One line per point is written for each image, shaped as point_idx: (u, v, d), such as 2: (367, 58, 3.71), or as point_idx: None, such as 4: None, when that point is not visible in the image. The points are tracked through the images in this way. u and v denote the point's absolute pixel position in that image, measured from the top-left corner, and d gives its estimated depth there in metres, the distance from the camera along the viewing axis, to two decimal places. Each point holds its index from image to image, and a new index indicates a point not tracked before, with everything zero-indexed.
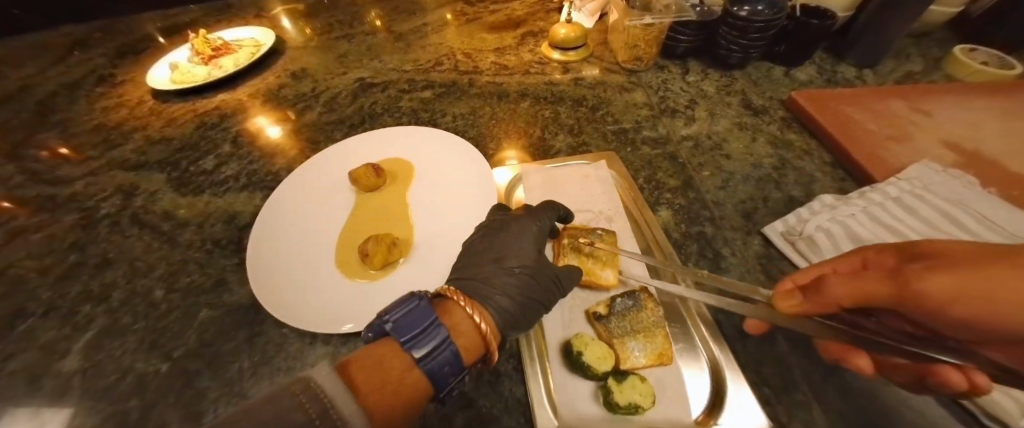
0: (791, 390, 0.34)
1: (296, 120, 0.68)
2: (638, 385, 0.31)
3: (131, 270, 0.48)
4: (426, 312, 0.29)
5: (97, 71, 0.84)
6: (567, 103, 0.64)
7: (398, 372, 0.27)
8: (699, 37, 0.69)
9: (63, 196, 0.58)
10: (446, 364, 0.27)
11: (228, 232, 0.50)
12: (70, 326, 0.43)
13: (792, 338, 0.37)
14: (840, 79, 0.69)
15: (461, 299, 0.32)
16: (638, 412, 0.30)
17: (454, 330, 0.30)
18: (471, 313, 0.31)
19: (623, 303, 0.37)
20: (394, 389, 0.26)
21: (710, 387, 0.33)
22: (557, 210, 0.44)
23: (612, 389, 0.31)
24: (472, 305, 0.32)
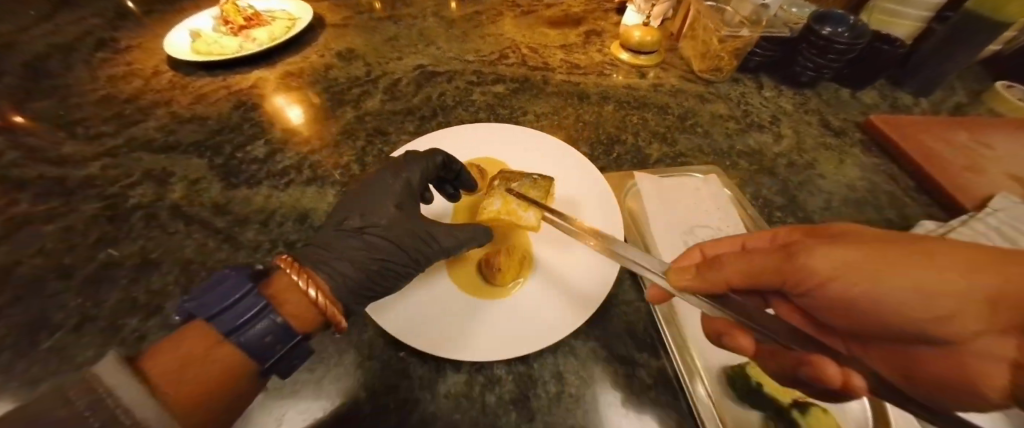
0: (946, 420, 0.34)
1: (319, 104, 0.61)
2: (823, 416, 0.31)
3: (186, 274, 0.40)
4: (240, 283, 0.25)
5: (94, 32, 0.71)
6: (653, 110, 0.62)
7: (201, 353, 0.23)
8: (777, 52, 0.68)
9: (75, 180, 0.48)
10: (266, 332, 0.24)
11: (302, 234, 0.43)
12: (115, 344, 0.35)
13: None
14: (901, 105, 0.71)
15: (292, 270, 0.27)
16: None
17: (278, 300, 0.26)
18: (304, 286, 0.27)
19: None
20: (199, 375, 0.22)
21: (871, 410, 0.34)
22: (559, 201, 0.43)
23: (802, 421, 0.30)
24: (301, 273, 0.28)
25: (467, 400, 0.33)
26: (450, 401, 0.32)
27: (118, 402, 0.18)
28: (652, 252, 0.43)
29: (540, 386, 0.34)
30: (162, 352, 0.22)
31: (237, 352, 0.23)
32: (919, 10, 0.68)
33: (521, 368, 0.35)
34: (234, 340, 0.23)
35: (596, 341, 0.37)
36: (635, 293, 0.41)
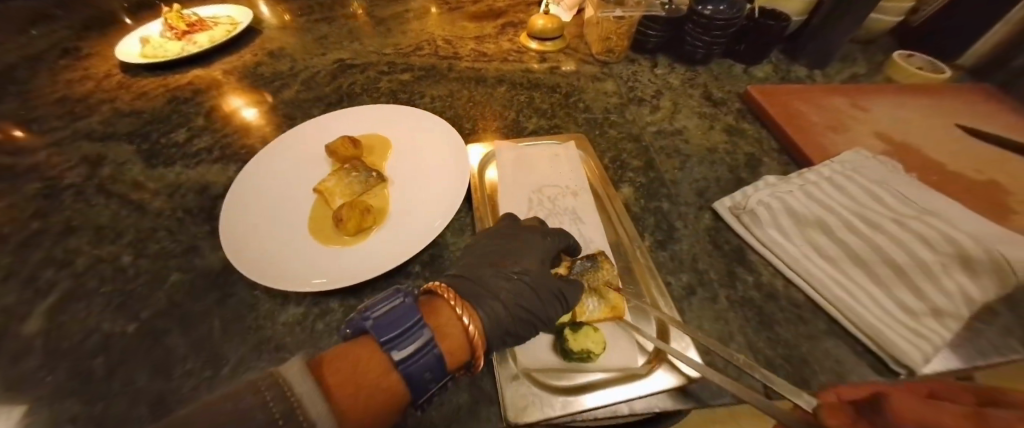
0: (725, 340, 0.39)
1: (264, 97, 0.68)
2: (591, 333, 0.35)
3: (97, 236, 0.47)
4: (411, 311, 0.28)
5: (62, 44, 0.82)
6: (542, 90, 0.67)
7: (373, 376, 0.26)
8: (666, 33, 0.73)
9: (23, 167, 0.57)
10: (426, 368, 0.26)
11: (200, 201, 0.50)
12: (31, 290, 0.43)
13: (732, 298, 0.42)
14: (792, 78, 0.75)
15: (452, 300, 0.31)
16: (590, 357, 0.34)
17: (440, 332, 0.29)
18: (461, 314, 0.30)
19: (581, 265, 0.41)
20: (370, 394, 0.25)
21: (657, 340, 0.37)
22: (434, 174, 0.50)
23: (567, 337, 0.35)
24: (463, 307, 0.31)
25: (301, 326, 0.38)
26: (286, 327, 0.38)
27: (301, 401, 0.22)
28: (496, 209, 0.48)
29: None
30: (347, 363, 0.26)
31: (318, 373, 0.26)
32: None
33: (353, 302, 0.40)
34: (399, 369, 0.26)
35: (424, 280, 0.42)
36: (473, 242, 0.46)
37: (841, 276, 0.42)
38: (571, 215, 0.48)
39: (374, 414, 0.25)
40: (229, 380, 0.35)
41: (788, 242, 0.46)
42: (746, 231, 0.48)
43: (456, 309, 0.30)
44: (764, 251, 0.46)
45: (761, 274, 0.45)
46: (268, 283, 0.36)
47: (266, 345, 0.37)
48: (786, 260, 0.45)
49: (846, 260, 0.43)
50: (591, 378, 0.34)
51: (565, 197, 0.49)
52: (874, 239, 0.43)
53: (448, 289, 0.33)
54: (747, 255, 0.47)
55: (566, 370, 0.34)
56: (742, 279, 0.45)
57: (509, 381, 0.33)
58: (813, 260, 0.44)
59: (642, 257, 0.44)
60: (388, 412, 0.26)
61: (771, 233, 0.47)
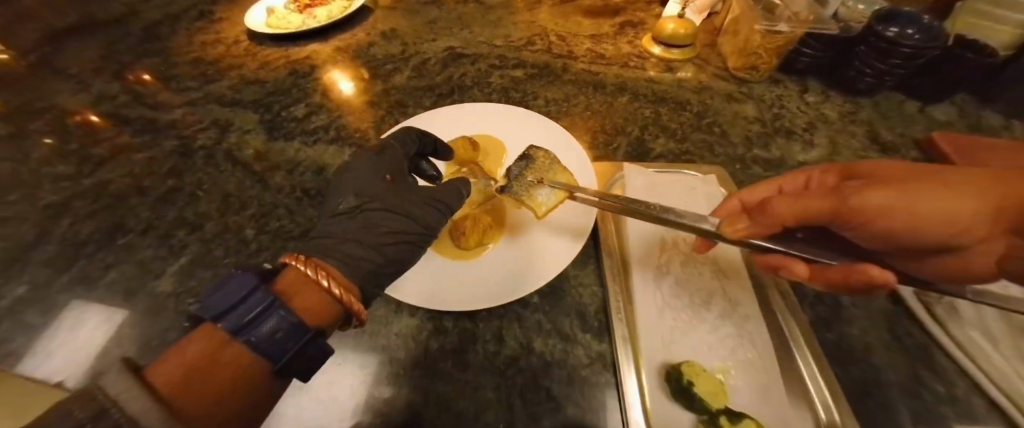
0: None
1: (368, 80, 0.67)
2: None
3: (223, 203, 0.49)
4: (248, 281, 0.25)
5: (199, 6, 0.88)
6: (670, 105, 0.59)
7: (207, 357, 0.22)
8: (826, 53, 0.60)
9: (163, 122, 0.61)
10: (275, 328, 0.24)
11: (317, 183, 0.50)
12: (165, 248, 0.45)
13: (916, 413, 0.35)
14: (982, 127, 0.60)
15: (299, 264, 0.28)
16: None
17: (291, 294, 0.27)
18: (314, 275, 0.28)
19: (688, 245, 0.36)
20: (209, 376, 0.21)
21: None
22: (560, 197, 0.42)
23: None
24: (316, 271, 0.28)
25: (415, 341, 0.36)
26: (400, 339, 0.36)
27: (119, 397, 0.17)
28: (624, 242, 0.43)
29: (480, 344, 0.36)
30: (176, 357, 0.21)
31: (249, 350, 0.23)
32: None
33: (468, 325, 0.38)
34: (243, 338, 0.23)
35: (543, 315, 0.38)
36: (595, 278, 0.41)
37: None
38: (710, 267, 0.41)
39: (217, 394, 0.21)
40: (350, 389, 0.34)
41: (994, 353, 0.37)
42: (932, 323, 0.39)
43: (307, 273, 0.27)
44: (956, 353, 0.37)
45: (954, 384, 0.36)
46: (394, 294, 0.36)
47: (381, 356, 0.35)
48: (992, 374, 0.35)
49: None
50: None
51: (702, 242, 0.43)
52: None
53: (298, 255, 0.29)
54: (933, 356, 0.38)
55: None
56: (931, 387, 0.36)
57: None
58: None
59: (804, 336, 0.36)
60: (241, 389, 0.23)
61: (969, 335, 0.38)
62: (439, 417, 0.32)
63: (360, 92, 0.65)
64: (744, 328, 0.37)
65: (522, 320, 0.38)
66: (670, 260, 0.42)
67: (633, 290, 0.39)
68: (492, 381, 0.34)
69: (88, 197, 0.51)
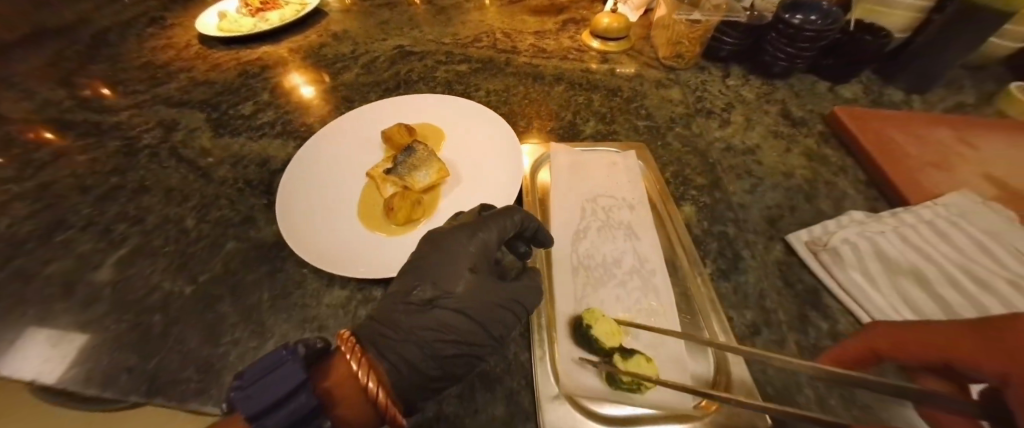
0: (793, 394, 0.33)
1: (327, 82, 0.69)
2: (643, 364, 0.31)
3: (166, 197, 0.50)
4: (292, 373, 0.25)
5: (150, 14, 0.89)
6: (602, 92, 0.64)
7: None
8: (745, 40, 0.66)
9: (108, 124, 0.62)
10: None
11: (259, 174, 0.52)
12: (105, 241, 0.46)
13: (803, 344, 0.37)
14: (885, 101, 0.66)
15: (354, 359, 0.27)
16: (639, 390, 0.30)
17: (335, 396, 0.27)
18: (362, 378, 0.26)
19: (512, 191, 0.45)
20: None
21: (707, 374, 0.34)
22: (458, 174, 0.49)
23: (617, 364, 0.31)
24: (360, 358, 0.27)
25: (343, 310, 0.39)
26: (328, 309, 0.38)
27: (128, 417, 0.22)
28: (547, 212, 0.46)
29: None
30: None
31: None
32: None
33: None
34: None
35: None
36: None
37: None
38: (625, 229, 0.44)
39: None
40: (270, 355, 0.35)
41: (875, 288, 0.39)
42: (819, 266, 0.42)
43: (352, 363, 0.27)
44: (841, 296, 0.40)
45: (839, 321, 0.39)
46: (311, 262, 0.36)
47: (309, 324, 0.37)
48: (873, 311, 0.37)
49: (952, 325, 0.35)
50: (638, 412, 0.30)
51: (622, 209, 0.46)
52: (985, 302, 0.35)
53: (353, 343, 0.28)
54: (821, 298, 0.40)
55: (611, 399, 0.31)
56: (816, 324, 0.38)
57: (549, 399, 0.31)
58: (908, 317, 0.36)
59: (703, 286, 0.40)
60: None
61: (854, 274, 0.40)
62: None
63: (320, 98, 0.65)
64: (651, 281, 0.40)
65: None
66: (587, 226, 0.44)
67: (551, 254, 0.42)
68: None
69: (28, 198, 0.52)
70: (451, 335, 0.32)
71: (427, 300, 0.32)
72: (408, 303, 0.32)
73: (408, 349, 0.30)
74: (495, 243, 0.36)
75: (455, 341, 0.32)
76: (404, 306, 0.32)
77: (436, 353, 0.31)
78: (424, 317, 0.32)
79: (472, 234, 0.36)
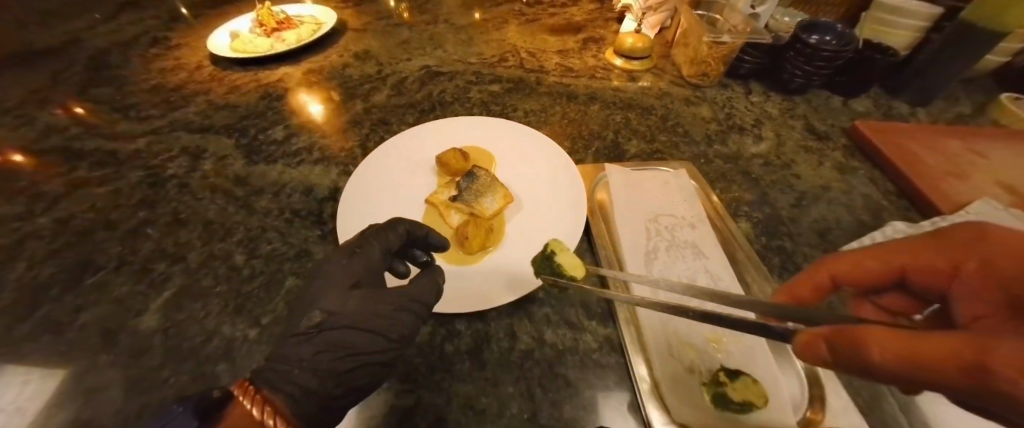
0: (879, 402, 0.36)
1: (336, 100, 0.68)
2: (751, 386, 0.34)
3: (207, 232, 0.47)
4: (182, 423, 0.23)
5: (152, 33, 0.85)
6: (637, 111, 0.66)
7: None
8: (765, 59, 0.70)
9: (125, 152, 0.58)
10: None
11: (306, 204, 0.50)
12: (145, 283, 0.42)
13: None
14: (894, 114, 0.71)
15: (250, 398, 0.26)
16: (751, 410, 0.33)
17: None
18: (263, 417, 0.25)
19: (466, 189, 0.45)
20: None
21: (802, 388, 0.36)
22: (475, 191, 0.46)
23: (727, 386, 0.33)
24: (258, 402, 0.26)
25: (427, 347, 0.37)
26: (412, 347, 0.37)
27: None
28: (614, 233, 0.46)
29: (493, 342, 0.37)
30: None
31: None
32: (918, 20, 0.67)
33: (480, 325, 0.38)
34: None
35: (550, 308, 0.40)
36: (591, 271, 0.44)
37: None
38: (692, 248, 0.45)
39: None
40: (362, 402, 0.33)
41: None
42: None
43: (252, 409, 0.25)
44: None
45: None
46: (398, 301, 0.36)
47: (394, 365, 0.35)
48: None
49: None
50: None
51: (684, 229, 0.47)
52: None
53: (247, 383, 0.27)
54: None
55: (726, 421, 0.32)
56: None
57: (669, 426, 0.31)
58: None
59: None
60: None
61: None
62: (462, 416, 0.32)
63: (331, 118, 0.64)
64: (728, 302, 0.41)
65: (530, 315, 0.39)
66: (655, 247, 0.45)
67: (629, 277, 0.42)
68: (510, 378, 0.35)
69: (43, 237, 0.47)
70: (348, 349, 0.32)
71: (312, 326, 0.32)
72: (295, 333, 0.32)
73: (300, 375, 0.30)
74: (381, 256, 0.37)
75: (354, 356, 0.32)
76: (295, 337, 0.32)
77: (331, 372, 0.31)
78: (310, 343, 0.32)
79: (353, 251, 0.37)
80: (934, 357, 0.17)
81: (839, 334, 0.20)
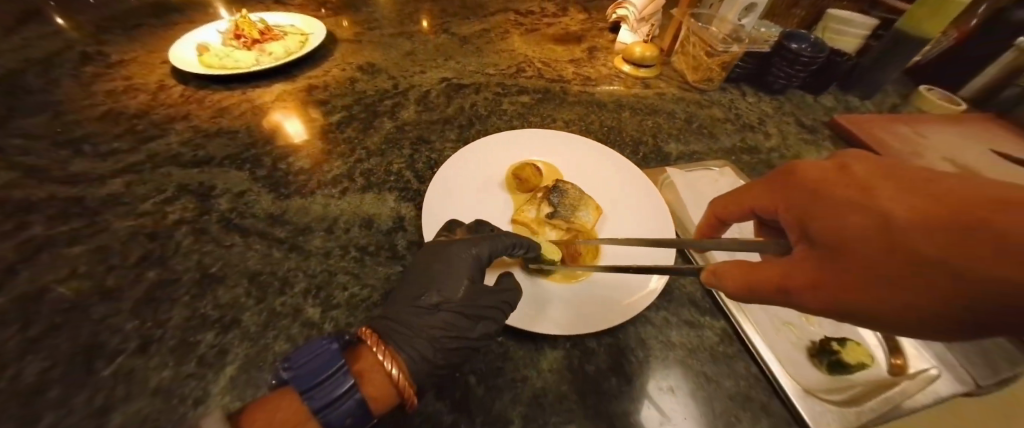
0: (931, 345, 0.44)
1: (315, 117, 0.61)
2: (857, 348, 0.39)
3: (256, 285, 0.39)
4: (335, 357, 0.28)
5: (84, 49, 0.69)
6: (662, 115, 0.70)
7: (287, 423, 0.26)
8: (754, 65, 0.79)
9: (99, 199, 0.46)
10: (346, 412, 0.27)
11: (370, 237, 0.44)
12: (194, 360, 0.34)
13: None
14: (851, 107, 0.85)
15: (375, 344, 0.30)
16: (858, 369, 0.38)
17: (361, 376, 0.29)
18: (383, 360, 0.30)
19: (556, 199, 0.44)
20: None
21: (880, 345, 0.42)
22: (562, 198, 0.44)
23: (840, 352, 0.38)
24: (382, 348, 0.30)
25: (570, 373, 0.34)
26: (556, 376, 0.34)
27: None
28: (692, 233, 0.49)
29: (631, 354, 0.36)
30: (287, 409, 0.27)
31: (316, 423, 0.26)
32: (861, 29, 0.82)
33: (611, 340, 0.37)
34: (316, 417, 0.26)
35: (666, 311, 0.40)
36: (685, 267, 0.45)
37: None
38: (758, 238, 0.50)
39: None
40: None
41: None
42: None
43: (376, 352, 0.30)
44: None
45: None
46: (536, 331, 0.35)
47: (545, 400, 0.32)
48: None
49: None
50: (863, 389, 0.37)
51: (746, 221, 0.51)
52: None
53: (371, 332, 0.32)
54: None
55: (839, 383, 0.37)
56: None
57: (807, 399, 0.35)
58: None
59: None
60: None
61: None
62: None
63: (314, 136, 0.57)
64: None
65: (653, 322, 0.39)
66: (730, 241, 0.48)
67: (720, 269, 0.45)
68: (659, 383, 0.35)
69: (9, 322, 0.35)
70: (455, 330, 0.34)
71: (433, 304, 0.34)
72: (417, 306, 0.34)
73: (421, 344, 0.32)
74: (485, 257, 0.37)
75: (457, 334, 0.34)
76: (414, 309, 0.34)
77: (443, 346, 0.33)
78: (434, 318, 0.34)
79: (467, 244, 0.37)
80: (828, 280, 0.21)
81: (743, 266, 0.25)
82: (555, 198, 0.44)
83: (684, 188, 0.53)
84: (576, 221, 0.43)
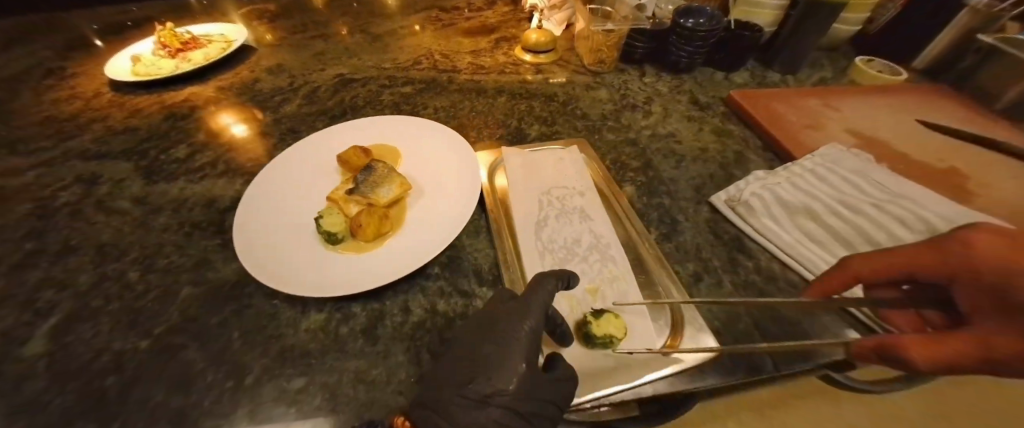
0: (736, 323, 0.39)
1: (253, 114, 0.68)
2: (613, 320, 0.36)
3: (100, 255, 0.46)
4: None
5: (42, 63, 0.80)
6: (541, 99, 0.71)
7: None
8: (652, 44, 0.78)
9: (9, 187, 0.55)
10: None
11: (207, 215, 0.50)
12: (27, 313, 0.41)
13: (735, 281, 0.44)
14: (768, 83, 0.81)
15: None
16: (613, 342, 0.35)
17: None
18: None
19: (362, 176, 0.47)
20: None
21: (671, 321, 0.39)
22: (367, 175, 0.47)
23: (590, 322, 0.36)
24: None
25: (324, 332, 0.38)
26: (309, 334, 0.38)
27: None
28: (509, 209, 0.50)
29: (388, 317, 0.39)
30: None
31: None
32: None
33: (375, 305, 0.40)
34: None
35: (445, 281, 0.43)
36: (488, 243, 0.47)
37: (829, 259, 0.44)
38: (579, 213, 0.50)
39: None
40: (253, 389, 0.34)
41: (771, 224, 0.49)
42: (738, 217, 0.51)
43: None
44: (758, 238, 0.48)
45: (759, 257, 0.47)
46: (280, 289, 0.36)
47: (289, 353, 0.37)
48: (781, 244, 0.47)
49: (831, 244, 0.45)
50: (618, 363, 0.34)
51: (574, 197, 0.51)
52: (859, 223, 0.46)
53: None
54: (743, 243, 0.49)
55: (591, 356, 0.35)
56: (743, 264, 0.46)
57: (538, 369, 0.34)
58: (805, 244, 0.46)
59: (651, 250, 0.46)
60: None
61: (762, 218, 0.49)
62: (354, 389, 0.34)
63: (253, 136, 0.63)
64: (608, 253, 0.45)
65: (425, 289, 0.42)
66: (546, 216, 0.49)
67: (517, 244, 0.46)
68: (402, 345, 0.37)
69: None
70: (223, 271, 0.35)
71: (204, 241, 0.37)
72: None
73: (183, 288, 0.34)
74: None
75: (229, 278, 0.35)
76: None
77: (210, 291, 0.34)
78: None
79: None
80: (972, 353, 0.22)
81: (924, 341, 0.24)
82: (361, 176, 0.47)
83: (518, 166, 0.54)
84: (372, 196, 0.45)
